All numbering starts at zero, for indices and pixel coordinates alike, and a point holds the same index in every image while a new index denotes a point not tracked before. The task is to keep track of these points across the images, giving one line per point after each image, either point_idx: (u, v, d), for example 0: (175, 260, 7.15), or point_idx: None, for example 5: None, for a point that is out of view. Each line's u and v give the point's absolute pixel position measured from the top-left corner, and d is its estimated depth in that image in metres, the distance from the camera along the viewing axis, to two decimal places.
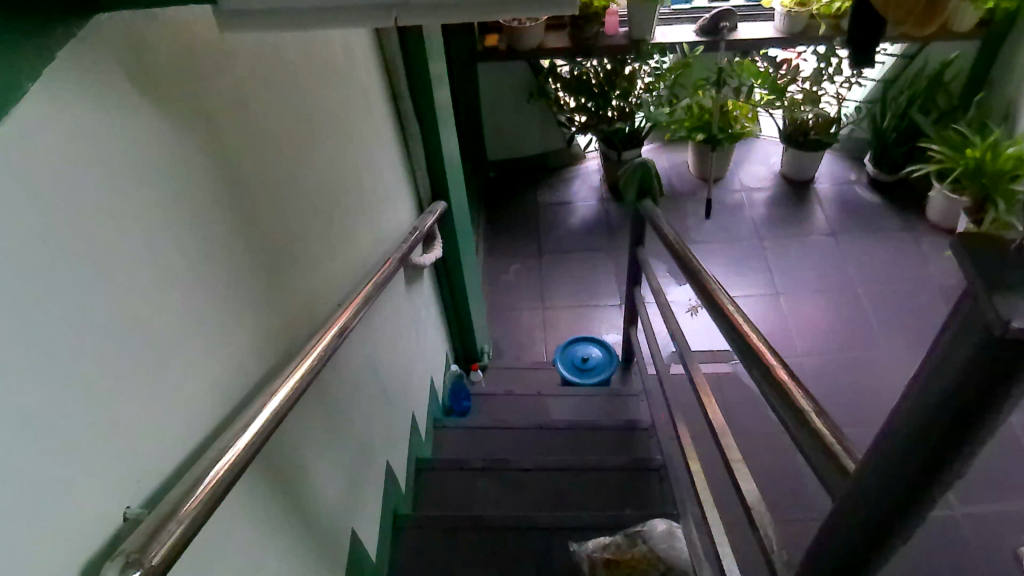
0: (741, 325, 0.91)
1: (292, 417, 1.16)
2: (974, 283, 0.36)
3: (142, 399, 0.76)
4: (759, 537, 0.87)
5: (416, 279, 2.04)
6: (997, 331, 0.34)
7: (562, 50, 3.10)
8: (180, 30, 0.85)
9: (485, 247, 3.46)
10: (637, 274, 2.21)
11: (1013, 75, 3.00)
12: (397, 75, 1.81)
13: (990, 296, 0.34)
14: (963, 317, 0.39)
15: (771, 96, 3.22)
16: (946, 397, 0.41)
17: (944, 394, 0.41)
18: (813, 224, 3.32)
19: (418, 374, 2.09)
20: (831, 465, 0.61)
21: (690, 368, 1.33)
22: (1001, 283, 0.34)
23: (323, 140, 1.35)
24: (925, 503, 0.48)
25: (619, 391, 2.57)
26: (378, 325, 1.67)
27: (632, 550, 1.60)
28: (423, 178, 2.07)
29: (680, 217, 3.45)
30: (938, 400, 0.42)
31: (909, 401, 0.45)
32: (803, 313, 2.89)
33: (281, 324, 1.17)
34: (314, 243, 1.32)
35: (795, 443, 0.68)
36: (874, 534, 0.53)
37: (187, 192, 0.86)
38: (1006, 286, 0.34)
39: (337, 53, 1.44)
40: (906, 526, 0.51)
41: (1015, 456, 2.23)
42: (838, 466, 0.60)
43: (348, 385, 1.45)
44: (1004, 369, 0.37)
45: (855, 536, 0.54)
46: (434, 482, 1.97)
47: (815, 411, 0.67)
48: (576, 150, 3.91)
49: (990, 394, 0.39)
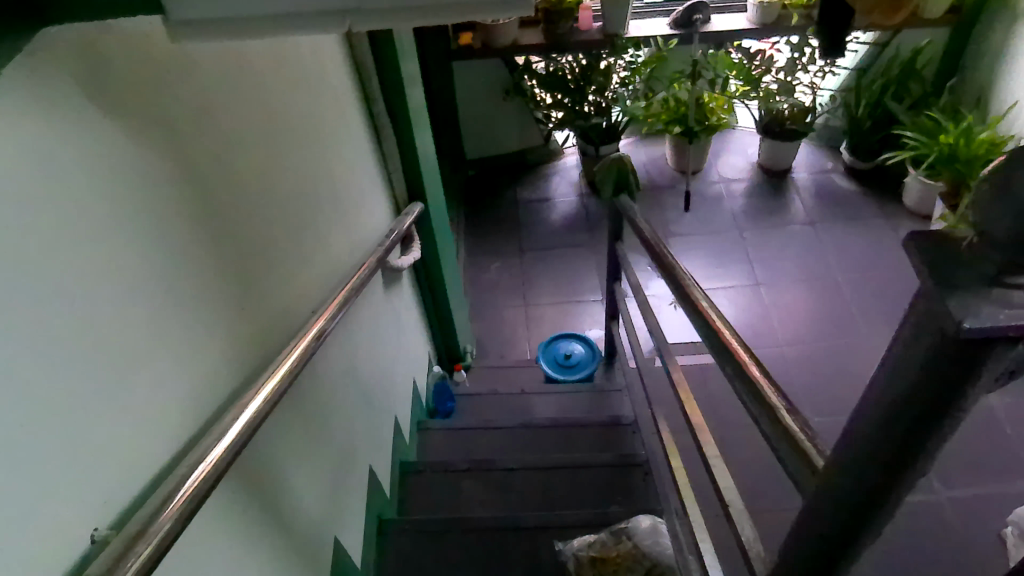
0: (716, 322, 0.90)
1: (269, 425, 1.15)
2: (926, 286, 0.35)
3: (109, 416, 0.75)
4: (736, 532, 0.86)
5: (395, 281, 2.03)
6: (950, 330, 0.33)
7: (537, 46, 3.09)
8: (141, 42, 0.84)
9: (466, 246, 3.45)
10: (617, 270, 2.21)
11: (983, 61, 3.03)
12: (370, 76, 1.79)
13: (942, 295, 0.33)
14: (914, 317, 0.38)
15: (746, 87, 3.22)
16: (899, 399, 0.41)
17: (898, 390, 0.41)
18: (792, 213, 3.33)
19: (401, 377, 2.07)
20: (800, 460, 0.61)
21: (667, 363, 1.33)
22: (951, 283, 0.33)
23: (292, 146, 1.33)
24: (893, 502, 0.48)
25: (603, 387, 2.57)
26: (356, 326, 1.65)
27: (617, 548, 1.58)
28: (399, 180, 2.05)
29: (659, 210, 3.46)
30: (895, 397, 0.41)
31: (871, 402, 0.44)
32: (784, 303, 2.90)
33: (254, 332, 1.15)
34: (287, 248, 1.30)
35: (768, 442, 0.68)
36: (848, 535, 0.52)
37: (148, 205, 0.84)
38: (957, 287, 0.33)
39: (305, 56, 1.42)
40: (875, 524, 0.51)
41: (995, 439, 2.25)
42: (805, 457, 0.60)
43: (328, 390, 1.44)
44: (956, 372, 0.37)
45: (823, 535, 0.55)
46: (420, 484, 1.96)
47: (791, 411, 0.66)
48: (555, 147, 3.89)
49: (943, 400, 0.39)
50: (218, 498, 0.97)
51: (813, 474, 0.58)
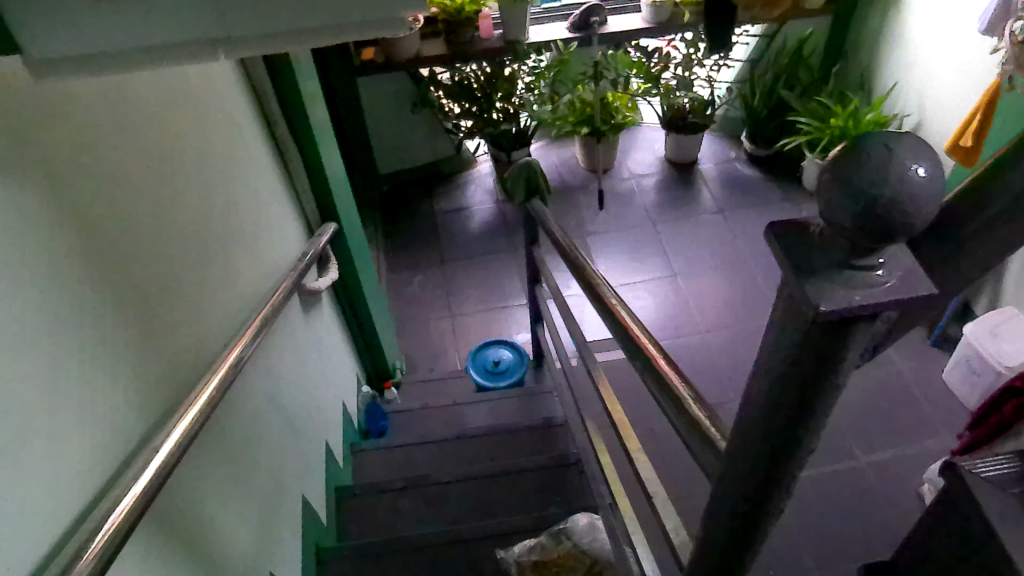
0: (625, 319, 0.92)
1: (186, 465, 1.11)
2: (786, 273, 0.37)
3: (5, 478, 0.71)
4: (661, 520, 0.88)
5: (314, 303, 1.99)
6: (808, 312, 0.35)
7: (440, 57, 3.11)
8: (9, 81, 0.80)
9: (386, 261, 3.41)
10: (536, 274, 2.23)
11: (863, 47, 3.20)
12: (269, 99, 1.75)
13: (801, 281, 0.35)
14: (780, 303, 0.40)
15: (648, 85, 3.35)
16: (775, 385, 0.43)
17: (773, 373, 0.43)
18: (702, 204, 3.44)
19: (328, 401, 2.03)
20: (706, 448, 0.63)
21: (588, 362, 1.35)
22: (807, 269, 0.35)
23: (188, 176, 1.29)
24: (788, 479, 0.50)
25: (534, 390, 2.59)
26: (275, 354, 1.61)
27: (557, 549, 1.59)
28: (309, 201, 2.02)
29: (575, 210, 3.50)
30: (773, 381, 0.43)
31: (754, 386, 0.46)
32: (701, 291, 2.98)
33: (162, 372, 1.11)
34: (191, 282, 1.26)
35: (676, 432, 0.70)
36: (749, 514, 0.54)
37: (32, 251, 0.81)
38: (811, 273, 0.35)
39: (196, 83, 1.38)
40: (774, 502, 0.53)
41: (906, 402, 2.38)
42: (708, 443, 0.62)
43: (250, 422, 1.40)
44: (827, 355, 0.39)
45: (731, 516, 0.57)
46: (357, 507, 1.93)
47: (695, 401, 0.68)
48: (467, 156, 3.90)
49: (816, 379, 0.41)
50: (135, 548, 0.93)
51: (716, 458, 0.60)
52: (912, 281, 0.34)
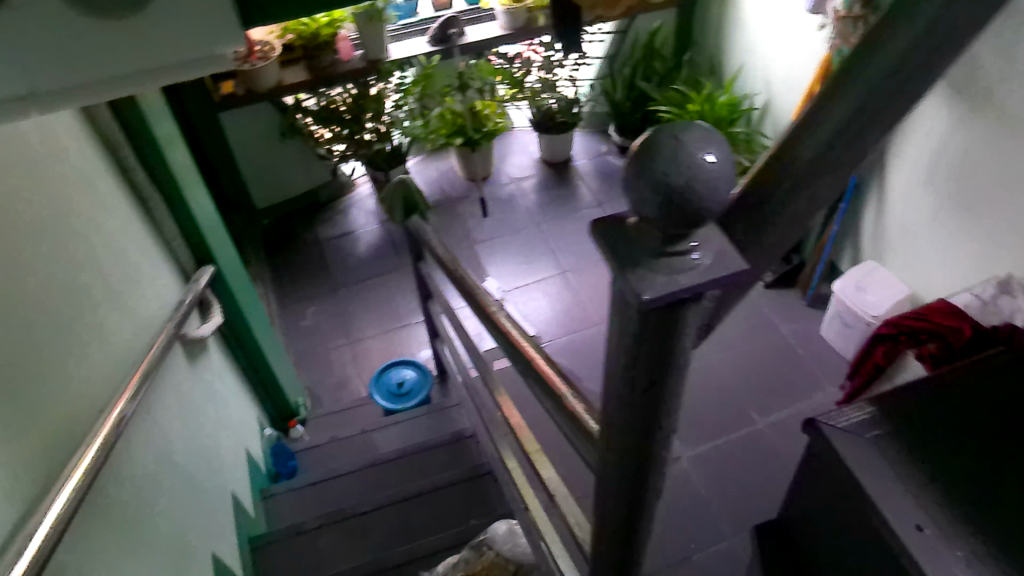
0: (505, 325, 0.93)
1: (71, 547, 1.04)
2: (610, 267, 0.38)
3: None
4: (566, 516, 0.90)
5: (199, 352, 1.91)
6: (634, 301, 0.37)
7: (304, 84, 3.02)
8: None
9: (276, 297, 3.32)
10: (427, 290, 2.23)
11: (710, 35, 3.37)
12: (122, 148, 1.67)
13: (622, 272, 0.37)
14: (615, 299, 0.42)
15: (513, 91, 3.40)
16: (626, 374, 0.45)
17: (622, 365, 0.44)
18: (583, 199, 3.52)
19: (229, 451, 1.96)
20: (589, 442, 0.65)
21: (484, 372, 1.35)
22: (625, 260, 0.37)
23: (37, 240, 1.20)
24: (659, 458, 0.52)
25: (442, 405, 2.58)
26: (161, 411, 1.53)
27: (480, 560, 1.57)
28: (181, 247, 1.93)
29: (461, 221, 3.52)
30: (622, 370, 0.45)
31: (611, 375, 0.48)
32: (592, 284, 3.06)
33: (30, 452, 1.04)
34: (54, 352, 1.18)
35: (559, 428, 0.71)
36: (632, 496, 0.56)
37: None
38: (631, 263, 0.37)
39: (36, 140, 1.29)
40: (652, 479, 0.55)
41: None
42: (587, 433, 0.64)
43: (141, 488, 1.33)
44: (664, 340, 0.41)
45: (617, 505, 0.59)
46: (274, 555, 1.87)
47: (575, 395, 0.70)
48: (345, 179, 3.85)
49: (660, 363, 0.43)
50: None
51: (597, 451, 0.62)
52: (725, 260, 0.36)
